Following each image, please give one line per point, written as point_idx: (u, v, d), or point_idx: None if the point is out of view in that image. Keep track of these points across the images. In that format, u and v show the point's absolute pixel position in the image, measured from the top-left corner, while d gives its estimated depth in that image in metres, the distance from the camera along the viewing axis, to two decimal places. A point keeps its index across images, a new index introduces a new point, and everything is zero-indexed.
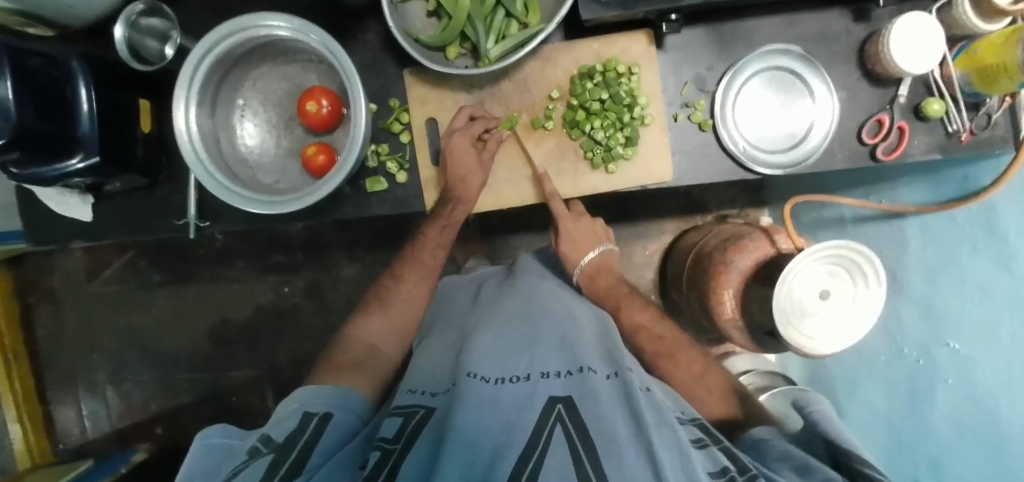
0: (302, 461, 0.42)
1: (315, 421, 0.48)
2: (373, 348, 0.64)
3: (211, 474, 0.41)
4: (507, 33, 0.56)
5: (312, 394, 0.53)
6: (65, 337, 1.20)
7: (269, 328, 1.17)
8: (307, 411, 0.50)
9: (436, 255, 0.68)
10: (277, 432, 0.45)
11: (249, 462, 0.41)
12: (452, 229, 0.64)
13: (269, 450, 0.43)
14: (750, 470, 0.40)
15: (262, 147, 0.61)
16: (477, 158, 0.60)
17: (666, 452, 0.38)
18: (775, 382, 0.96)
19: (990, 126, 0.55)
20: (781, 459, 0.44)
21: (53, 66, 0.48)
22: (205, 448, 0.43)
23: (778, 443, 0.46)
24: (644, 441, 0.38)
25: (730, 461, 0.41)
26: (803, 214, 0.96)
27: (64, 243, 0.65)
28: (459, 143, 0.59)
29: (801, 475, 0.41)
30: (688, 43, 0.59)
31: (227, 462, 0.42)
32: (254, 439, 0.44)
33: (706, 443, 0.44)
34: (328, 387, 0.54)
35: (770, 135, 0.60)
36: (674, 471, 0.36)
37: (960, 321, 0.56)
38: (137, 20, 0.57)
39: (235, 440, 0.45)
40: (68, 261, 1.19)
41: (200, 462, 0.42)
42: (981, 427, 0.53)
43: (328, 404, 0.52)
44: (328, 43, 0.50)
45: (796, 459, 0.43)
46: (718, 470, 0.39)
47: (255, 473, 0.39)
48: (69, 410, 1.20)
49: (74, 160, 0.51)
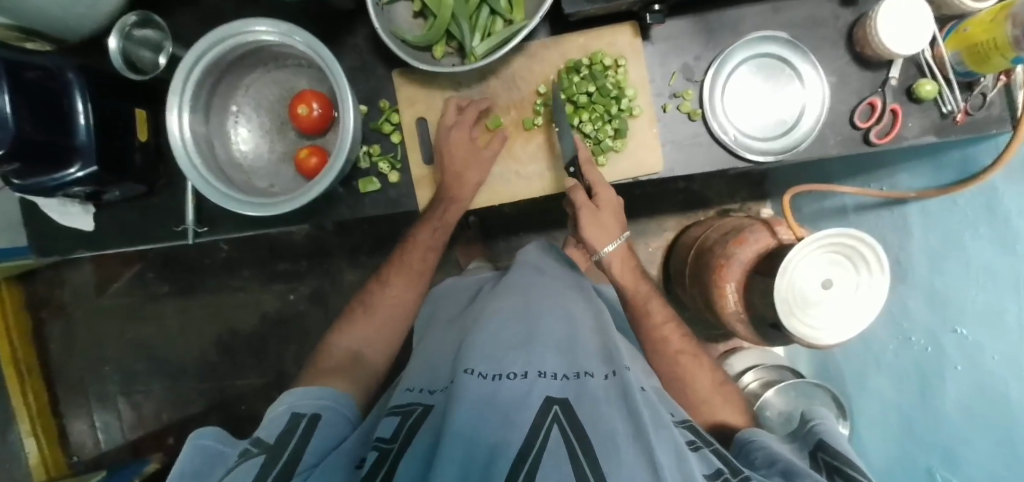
0: (293, 464, 0.42)
1: (304, 422, 0.49)
2: None
3: (203, 477, 0.41)
4: (492, 30, 0.56)
5: (300, 396, 0.53)
6: (77, 350, 1.22)
7: (275, 336, 1.18)
8: (295, 412, 0.50)
9: (424, 254, 0.69)
10: (265, 433, 0.46)
11: (241, 462, 0.41)
12: (443, 232, 0.66)
13: (260, 450, 0.43)
14: (743, 472, 0.40)
15: (256, 152, 0.62)
16: (474, 154, 0.61)
17: (665, 453, 0.37)
18: (784, 376, 0.94)
19: (985, 105, 0.54)
20: (768, 463, 0.44)
21: (49, 78, 0.49)
22: (193, 450, 0.43)
23: (764, 447, 0.47)
24: (642, 443, 0.38)
25: (722, 463, 0.41)
26: (805, 204, 0.95)
27: (68, 253, 0.66)
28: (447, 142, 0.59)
29: (786, 478, 0.41)
30: (674, 34, 0.59)
31: (218, 470, 0.42)
32: (244, 444, 0.45)
33: (700, 445, 0.43)
34: (318, 388, 0.54)
35: (762, 122, 0.60)
36: (672, 472, 0.36)
37: (966, 306, 0.55)
38: (131, 31, 0.59)
39: (226, 446, 0.45)
40: (78, 275, 1.21)
41: (188, 463, 0.42)
42: (991, 414, 0.52)
43: (320, 404, 0.52)
44: (314, 45, 0.50)
45: (780, 464, 0.43)
46: (713, 472, 0.39)
47: (246, 474, 0.39)
48: (81, 422, 1.22)
49: (73, 169, 0.52)
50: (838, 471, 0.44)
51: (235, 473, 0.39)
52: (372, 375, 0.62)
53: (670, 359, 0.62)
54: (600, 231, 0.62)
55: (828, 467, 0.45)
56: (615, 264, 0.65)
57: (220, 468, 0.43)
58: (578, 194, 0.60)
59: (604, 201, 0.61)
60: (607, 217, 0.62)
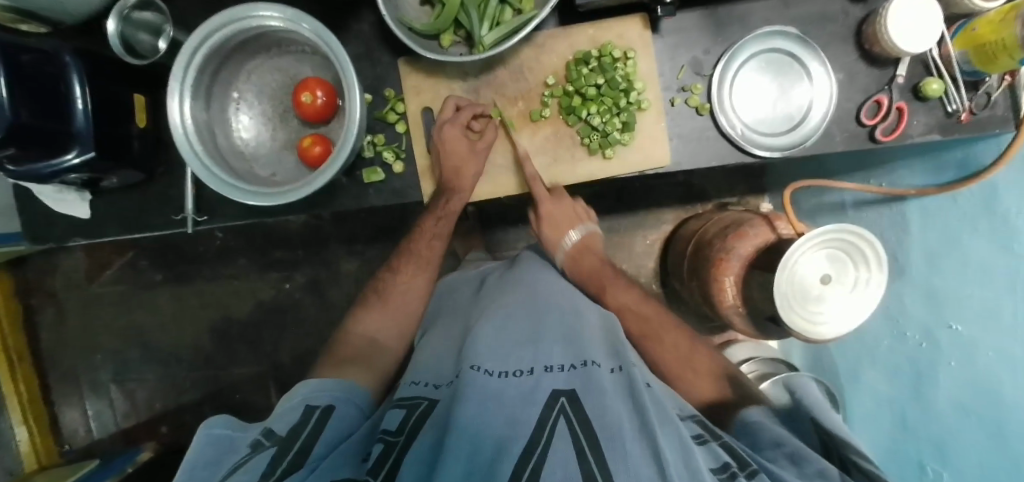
0: (305, 453, 0.42)
1: (317, 415, 0.48)
2: (374, 342, 0.64)
3: (212, 467, 0.41)
4: (501, 20, 0.55)
5: (316, 388, 0.52)
6: (69, 338, 1.21)
7: (271, 325, 1.17)
8: (308, 404, 0.49)
9: (433, 246, 0.69)
10: (279, 426, 0.45)
11: (253, 454, 0.40)
12: (447, 221, 0.65)
13: (272, 443, 0.42)
14: (750, 467, 0.40)
15: (257, 140, 0.61)
16: (470, 148, 0.60)
17: (670, 447, 0.38)
18: (777, 368, 0.96)
19: (989, 105, 0.55)
20: (774, 446, 0.44)
21: (47, 61, 0.48)
22: (206, 438, 0.43)
23: (771, 427, 0.46)
24: (648, 435, 0.38)
25: (731, 457, 0.41)
26: (803, 200, 0.95)
27: (64, 241, 0.65)
28: (450, 134, 0.58)
29: (794, 462, 0.41)
30: (683, 27, 0.59)
31: (230, 456, 0.42)
32: (256, 433, 0.44)
33: (706, 438, 0.44)
34: (331, 381, 0.53)
35: (770, 117, 0.60)
36: (678, 469, 0.36)
37: (962, 303, 0.56)
38: (130, 13, 0.56)
39: (238, 432, 0.45)
40: (69, 262, 1.19)
41: (201, 453, 0.42)
42: (984, 403, 0.54)
43: (331, 397, 0.51)
44: (320, 32, 0.49)
45: (788, 448, 0.43)
46: (719, 466, 0.39)
47: (259, 465, 0.38)
48: (74, 410, 1.21)
49: (69, 155, 0.51)
50: (854, 465, 0.42)
51: (245, 467, 0.38)
52: (381, 359, 0.62)
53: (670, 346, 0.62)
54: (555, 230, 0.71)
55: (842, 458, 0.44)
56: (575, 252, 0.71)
57: (231, 456, 0.42)
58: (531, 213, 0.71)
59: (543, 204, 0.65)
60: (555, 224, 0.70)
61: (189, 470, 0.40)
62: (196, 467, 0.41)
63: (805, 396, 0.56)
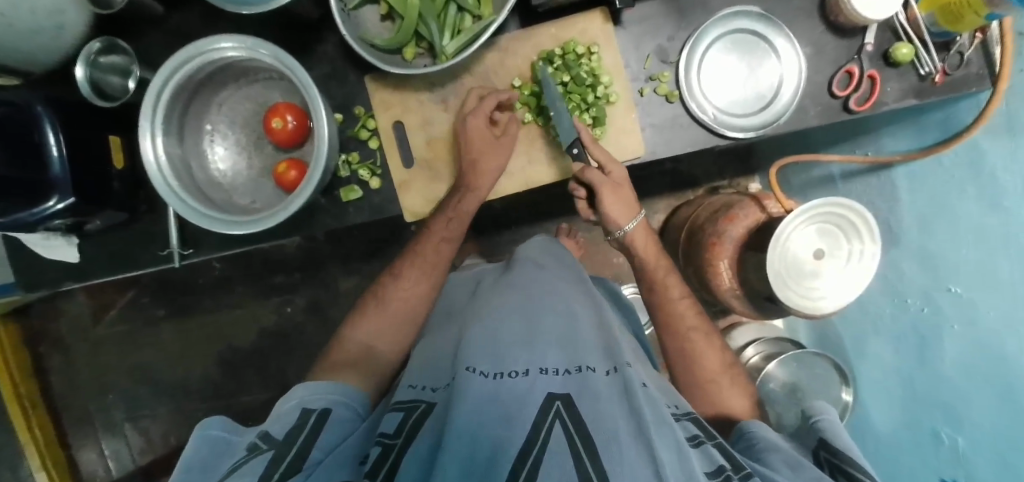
0: (302, 458, 0.42)
1: (314, 417, 0.48)
2: (369, 350, 0.63)
3: (209, 470, 0.41)
4: (461, 27, 0.56)
5: (313, 389, 0.52)
6: (79, 381, 1.22)
7: (275, 349, 1.18)
8: (306, 407, 0.50)
9: (440, 249, 0.68)
10: (276, 428, 0.45)
11: (251, 457, 0.40)
12: (458, 222, 0.64)
13: (270, 446, 0.42)
14: (745, 468, 0.40)
15: (234, 170, 0.61)
16: (485, 144, 0.60)
17: (666, 450, 0.38)
18: (784, 348, 0.94)
19: (962, 64, 0.54)
20: (771, 450, 0.45)
21: (19, 112, 0.50)
22: (203, 441, 0.44)
23: (768, 437, 0.48)
24: (643, 441, 0.38)
25: (725, 458, 0.41)
26: (792, 176, 0.95)
27: (55, 287, 0.65)
28: (475, 128, 0.59)
29: (791, 467, 0.42)
30: (646, 16, 0.59)
31: (227, 458, 0.42)
32: (253, 435, 0.44)
33: (702, 439, 0.43)
34: (327, 383, 0.54)
35: (740, 98, 0.60)
36: (674, 472, 0.36)
37: (959, 265, 0.55)
38: (96, 59, 0.58)
39: (233, 435, 0.45)
40: (73, 305, 1.20)
41: (196, 455, 0.42)
42: (989, 368, 0.53)
43: (327, 400, 0.51)
44: (280, 56, 0.49)
45: (784, 453, 0.44)
46: (714, 469, 0.39)
47: (256, 469, 0.38)
48: (90, 451, 1.22)
49: (52, 202, 0.51)
50: (840, 470, 0.43)
51: (242, 469, 0.38)
52: (379, 364, 0.62)
53: (681, 335, 0.63)
54: (622, 206, 0.62)
55: (829, 464, 0.45)
56: (638, 239, 0.66)
57: (228, 457, 0.42)
58: (591, 176, 0.59)
59: (611, 185, 0.60)
60: (615, 200, 0.61)
61: (185, 470, 0.41)
62: (191, 470, 0.41)
63: (814, 415, 0.53)
